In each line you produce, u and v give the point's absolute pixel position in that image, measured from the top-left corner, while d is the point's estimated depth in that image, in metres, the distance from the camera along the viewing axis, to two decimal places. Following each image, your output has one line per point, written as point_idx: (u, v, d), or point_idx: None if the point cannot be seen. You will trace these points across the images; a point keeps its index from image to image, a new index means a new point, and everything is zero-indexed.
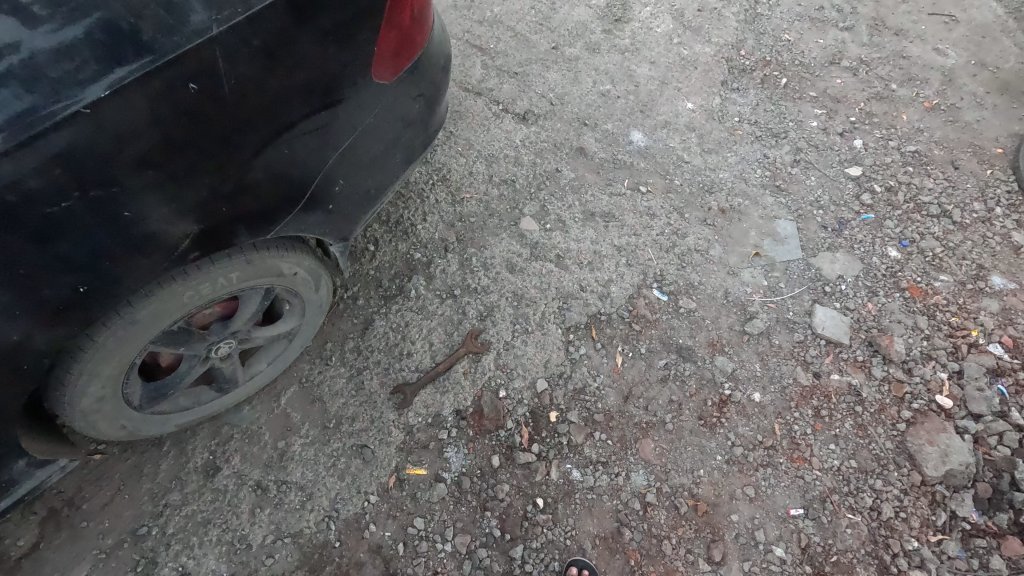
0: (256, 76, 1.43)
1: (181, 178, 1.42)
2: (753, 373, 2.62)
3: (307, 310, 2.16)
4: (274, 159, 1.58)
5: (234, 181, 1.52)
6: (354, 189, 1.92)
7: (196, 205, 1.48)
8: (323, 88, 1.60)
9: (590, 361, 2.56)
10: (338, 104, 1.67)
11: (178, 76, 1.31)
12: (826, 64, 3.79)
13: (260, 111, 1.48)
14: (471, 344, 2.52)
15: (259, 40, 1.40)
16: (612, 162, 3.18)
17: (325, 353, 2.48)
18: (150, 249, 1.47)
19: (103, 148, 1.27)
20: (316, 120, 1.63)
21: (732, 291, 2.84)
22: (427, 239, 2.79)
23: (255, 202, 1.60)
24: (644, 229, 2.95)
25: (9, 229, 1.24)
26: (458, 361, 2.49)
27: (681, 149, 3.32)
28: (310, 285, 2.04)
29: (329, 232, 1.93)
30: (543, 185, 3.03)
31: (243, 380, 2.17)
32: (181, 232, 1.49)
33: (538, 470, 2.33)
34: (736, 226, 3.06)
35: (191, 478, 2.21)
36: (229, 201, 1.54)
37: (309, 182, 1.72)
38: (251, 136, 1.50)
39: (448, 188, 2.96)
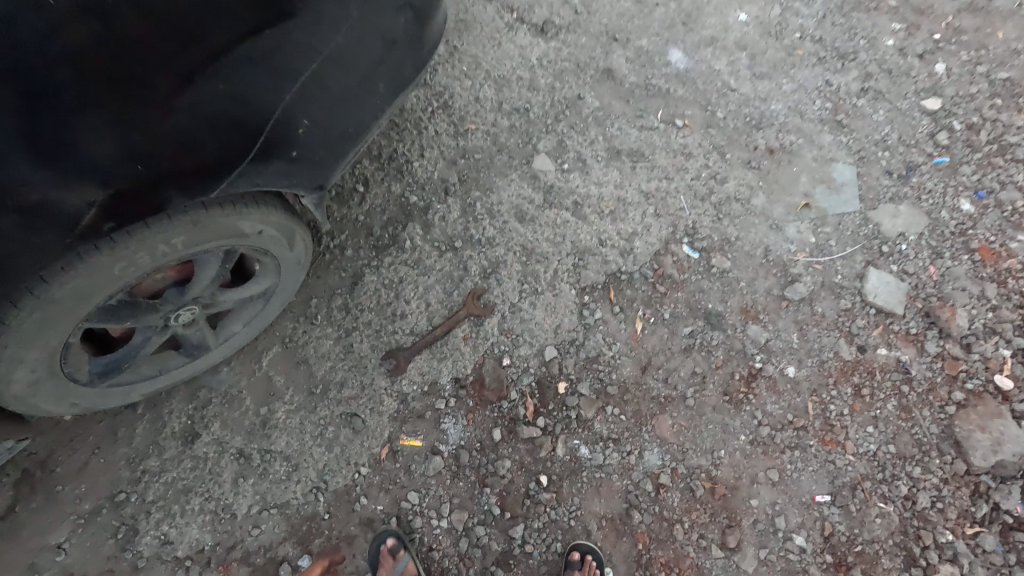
0: None
1: (68, 129, 1.14)
2: (790, 345, 2.32)
3: (282, 269, 1.87)
4: (198, 101, 1.26)
5: (156, 128, 1.22)
6: (325, 129, 1.56)
7: (98, 165, 1.19)
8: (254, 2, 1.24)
9: (605, 327, 2.28)
10: (283, 20, 1.31)
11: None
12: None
13: (163, 40, 1.16)
14: (473, 306, 2.23)
15: None
16: (645, 89, 2.69)
17: (310, 310, 2.21)
18: (43, 223, 1.20)
19: None
20: (251, 47, 1.29)
21: (773, 249, 2.47)
22: (425, 179, 2.41)
23: (182, 157, 1.29)
24: (677, 172, 2.53)
25: None
26: (458, 325, 2.22)
27: (728, 73, 2.79)
28: (283, 242, 1.74)
29: (299, 184, 1.59)
30: (561, 115, 2.58)
31: (217, 344, 1.94)
32: (83, 201, 1.21)
33: (544, 446, 2.13)
34: (785, 170, 2.62)
35: (169, 444, 2.05)
36: (154, 153, 1.25)
37: (261, 123, 1.39)
38: (157, 73, 1.18)
39: (450, 118, 2.52)
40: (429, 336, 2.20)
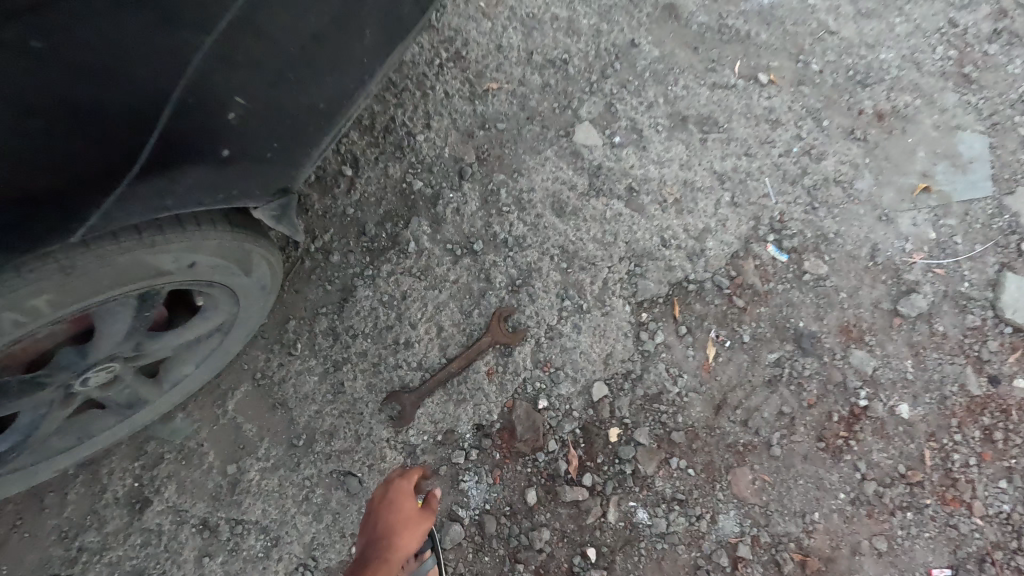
0: None
1: None
2: (902, 376, 1.82)
3: (242, 296, 1.35)
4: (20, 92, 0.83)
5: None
6: (274, 109, 1.11)
7: None
8: None
9: (668, 354, 1.78)
10: None
11: None
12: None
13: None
14: (500, 330, 1.70)
15: None
16: (718, 32, 2.04)
17: (287, 337, 1.70)
18: None
19: None
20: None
21: (882, 248, 1.91)
22: (432, 158, 1.83)
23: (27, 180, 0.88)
24: (760, 146, 1.94)
25: None
26: (482, 356, 1.70)
27: (825, 10, 2.13)
28: (224, 271, 1.23)
29: (245, 190, 1.15)
30: (609, 69, 1.96)
31: (163, 394, 1.47)
32: None
33: (591, 511, 1.68)
34: (898, 142, 2.01)
35: (111, 515, 1.59)
36: None
37: (158, 112, 0.95)
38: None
39: (463, 73, 1.90)
40: (445, 371, 1.68)
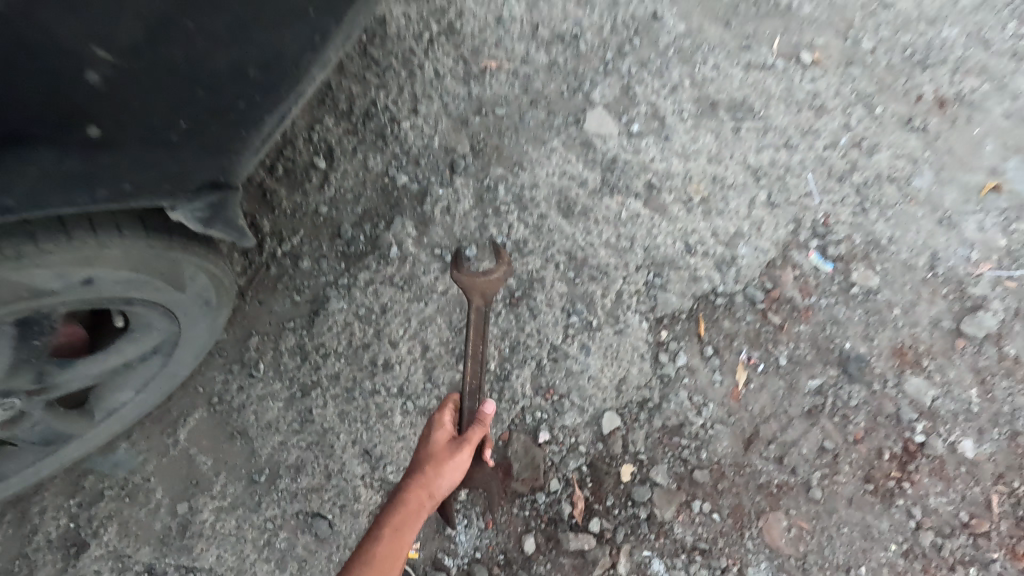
0: None
1: None
2: (966, 407, 1.55)
3: (173, 308, 1.11)
4: None
5: None
6: (178, 77, 0.79)
7: None
8: None
9: (691, 380, 1.52)
10: None
11: None
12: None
13: None
14: (480, 287, 1.31)
15: None
16: (754, 4, 1.76)
17: (249, 355, 1.47)
18: None
19: None
20: None
21: (943, 256, 1.64)
22: (419, 148, 1.57)
23: None
24: (803, 137, 1.67)
25: None
26: (485, 331, 1.31)
27: None
28: (140, 286, 1.01)
29: (148, 183, 0.87)
30: (628, 44, 1.68)
31: (98, 421, 1.27)
32: None
33: (599, 562, 1.44)
34: (962, 134, 1.73)
35: (43, 560, 1.38)
36: None
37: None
38: None
39: (457, 50, 1.63)
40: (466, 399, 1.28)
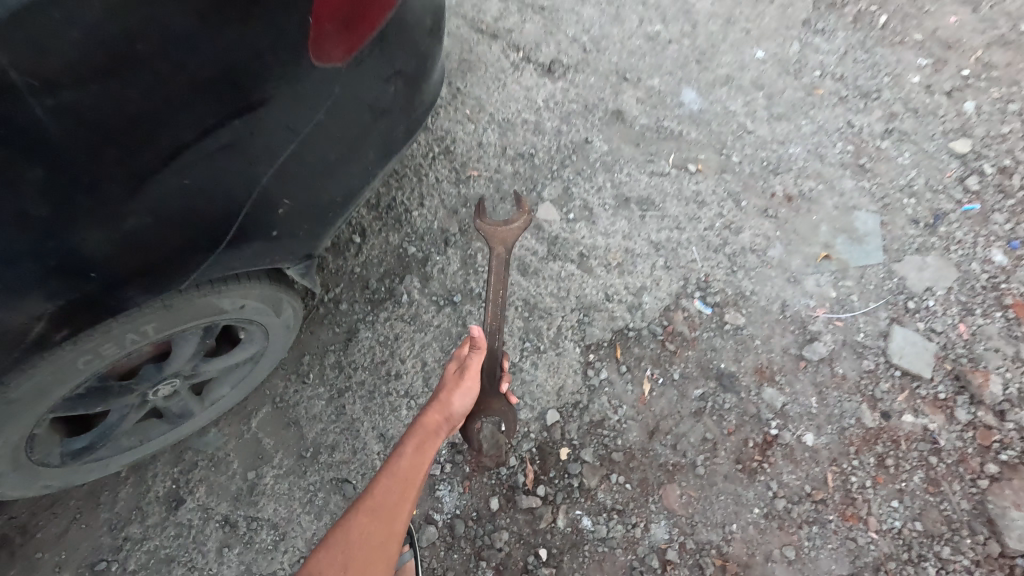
0: (91, 90, 0.99)
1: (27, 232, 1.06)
2: (808, 410, 2.19)
3: (270, 332, 1.76)
4: (160, 194, 1.16)
5: (120, 220, 1.14)
6: (316, 207, 1.45)
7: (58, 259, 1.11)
8: (222, 89, 1.11)
9: (611, 388, 2.16)
10: (257, 106, 1.18)
11: None
12: (920, 14, 3.07)
13: (114, 134, 1.05)
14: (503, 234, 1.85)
15: (82, 31, 0.93)
16: (657, 131, 2.56)
17: (303, 367, 2.12)
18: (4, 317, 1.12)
19: None
20: (222, 132, 1.16)
21: (790, 304, 2.33)
22: (424, 229, 2.31)
23: (146, 251, 1.20)
24: (689, 221, 2.41)
25: None
26: (504, 275, 1.77)
27: (745, 115, 2.64)
28: (268, 312, 1.63)
29: (287, 255, 1.49)
30: (568, 160, 2.47)
31: (203, 410, 1.84)
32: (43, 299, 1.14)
33: (543, 517, 2.03)
34: (804, 219, 2.48)
35: (153, 510, 1.97)
36: (121, 246, 1.17)
37: (234, 213, 1.28)
38: (110, 170, 1.08)
39: (451, 164, 2.41)
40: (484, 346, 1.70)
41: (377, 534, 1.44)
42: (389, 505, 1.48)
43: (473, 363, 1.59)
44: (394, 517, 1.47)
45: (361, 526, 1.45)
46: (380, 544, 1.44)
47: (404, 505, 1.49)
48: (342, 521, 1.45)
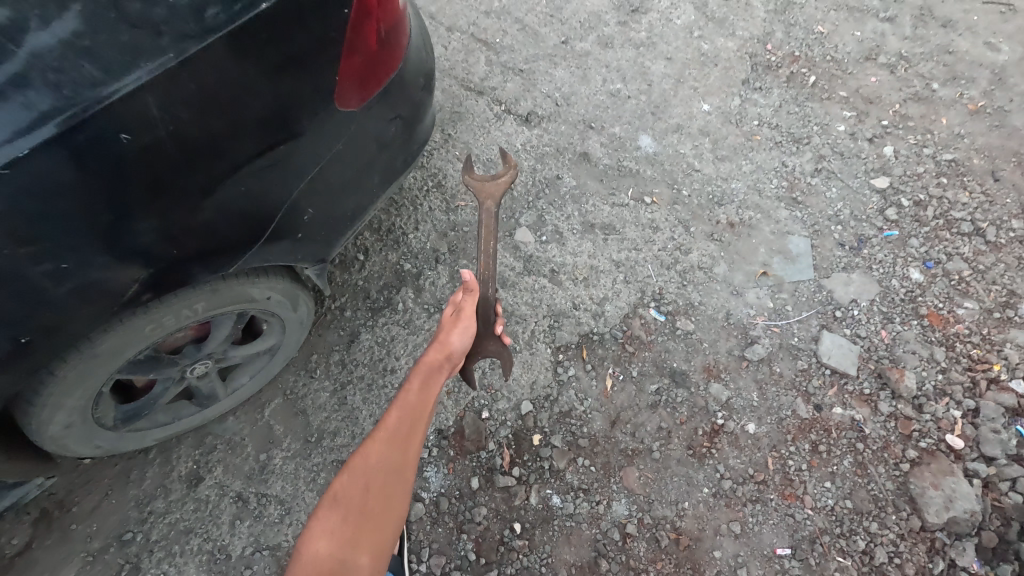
0: (194, 119, 1.35)
1: (125, 226, 1.37)
2: (750, 403, 2.51)
3: (286, 327, 2.11)
4: (225, 199, 1.50)
5: (193, 217, 1.46)
6: (329, 217, 1.82)
7: (144, 248, 1.42)
8: (279, 119, 1.50)
9: (577, 383, 2.50)
10: (299, 135, 1.56)
11: (107, 128, 1.24)
12: (843, 75, 3.41)
13: (201, 151, 1.40)
14: (491, 184, 2.42)
15: (196, 82, 1.32)
16: (617, 170, 3.01)
17: (311, 365, 2.46)
18: (98, 295, 1.42)
19: (45, 191, 1.23)
20: (274, 153, 1.54)
21: (734, 313, 2.70)
22: (418, 248, 2.71)
23: (207, 242, 1.52)
24: (645, 244, 2.82)
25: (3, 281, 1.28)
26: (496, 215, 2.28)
27: (693, 156, 3.10)
28: (287, 306, 1.99)
29: (304, 257, 1.84)
30: (542, 193, 2.91)
31: (224, 395, 2.15)
32: (129, 277, 1.44)
33: (518, 494, 2.31)
34: (745, 242, 2.89)
35: (175, 487, 2.24)
36: (190, 239, 1.49)
37: (272, 216, 1.63)
38: (194, 179, 1.42)
39: (442, 196, 2.84)
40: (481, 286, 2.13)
41: (399, 454, 1.58)
42: (404, 432, 1.62)
43: (467, 303, 2.00)
44: (410, 440, 1.62)
45: (381, 448, 1.57)
46: (400, 465, 1.57)
47: (417, 431, 1.66)
48: (361, 448, 1.57)
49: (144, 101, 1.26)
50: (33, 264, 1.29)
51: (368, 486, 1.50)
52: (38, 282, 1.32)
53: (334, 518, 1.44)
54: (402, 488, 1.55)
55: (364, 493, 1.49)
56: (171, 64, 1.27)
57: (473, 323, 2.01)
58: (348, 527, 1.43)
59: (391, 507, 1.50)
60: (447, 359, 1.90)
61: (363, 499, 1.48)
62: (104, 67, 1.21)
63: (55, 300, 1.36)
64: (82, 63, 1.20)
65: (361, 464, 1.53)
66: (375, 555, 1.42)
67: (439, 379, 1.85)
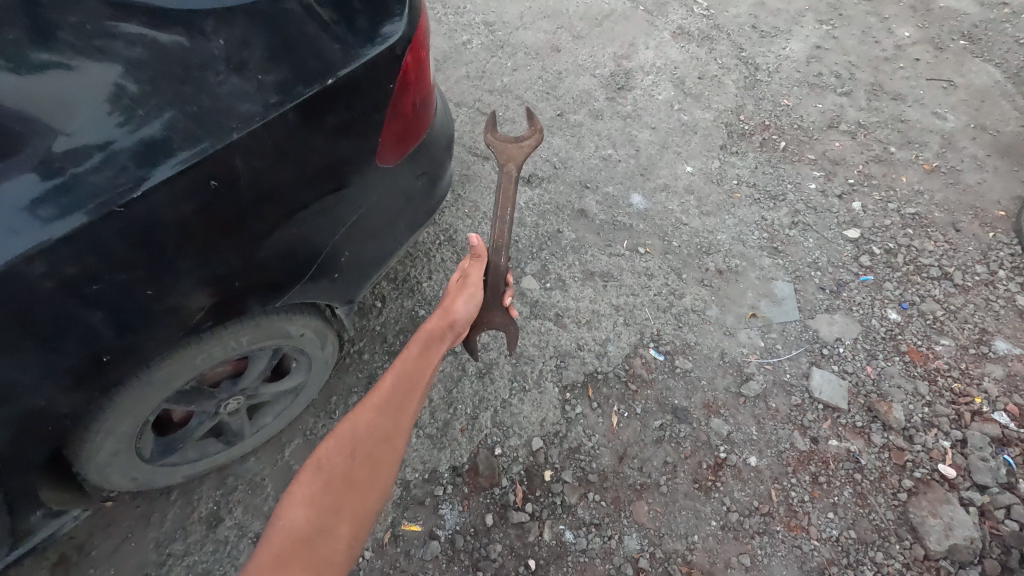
0: (266, 171, 1.66)
1: (198, 261, 1.63)
2: (749, 437, 2.63)
3: (313, 366, 2.26)
4: (282, 239, 1.79)
5: (254, 254, 1.74)
6: (362, 260, 2.11)
7: (212, 280, 1.68)
8: (331, 174, 1.82)
9: (585, 420, 2.63)
10: (344, 187, 1.89)
11: (200, 177, 1.53)
12: (811, 141, 3.81)
13: (266, 200, 1.70)
14: (514, 148, 2.57)
15: (273, 140, 1.63)
16: (612, 224, 3.30)
17: (330, 406, 2.58)
18: (168, 321, 1.65)
19: (143, 230, 1.49)
20: (324, 202, 1.85)
21: (729, 352, 2.88)
22: (432, 295, 2.91)
23: (262, 276, 1.80)
24: (642, 289, 3.04)
25: (92, 307, 1.50)
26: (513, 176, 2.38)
27: (680, 212, 3.41)
28: (317, 343, 2.16)
29: (338, 295, 2.10)
30: (544, 245, 3.17)
31: (250, 434, 2.26)
32: (196, 304, 1.69)
33: (532, 530, 2.37)
34: (734, 287, 3.12)
35: (195, 528, 2.28)
36: (250, 273, 1.76)
37: (316, 256, 1.92)
38: (259, 222, 1.71)
39: (453, 248, 3.08)
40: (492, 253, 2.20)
41: (385, 426, 1.74)
42: (395, 404, 1.79)
43: (474, 270, 2.17)
44: (400, 413, 1.79)
45: (370, 419, 1.73)
46: (386, 439, 1.72)
47: (409, 402, 1.82)
48: (351, 416, 1.73)
49: (231, 156, 1.56)
50: (90, 309, 1.50)
51: (351, 458, 1.65)
52: (119, 310, 1.55)
53: (318, 481, 1.60)
54: (387, 461, 1.70)
55: (348, 463, 1.64)
56: (255, 125, 1.58)
57: (478, 290, 2.16)
58: (328, 492, 1.58)
59: (373, 478, 1.66)
60: (449, 326, 2.07)
61: (347, 464, 1.64)
62: (201, 127, 1.50)
63: (112, 337, 1.57)
64: (180, 122, 1.48)
65: (348, 433, 1.69)
66: (353, 525, 1.57)
67: (438, 348, 2.02)
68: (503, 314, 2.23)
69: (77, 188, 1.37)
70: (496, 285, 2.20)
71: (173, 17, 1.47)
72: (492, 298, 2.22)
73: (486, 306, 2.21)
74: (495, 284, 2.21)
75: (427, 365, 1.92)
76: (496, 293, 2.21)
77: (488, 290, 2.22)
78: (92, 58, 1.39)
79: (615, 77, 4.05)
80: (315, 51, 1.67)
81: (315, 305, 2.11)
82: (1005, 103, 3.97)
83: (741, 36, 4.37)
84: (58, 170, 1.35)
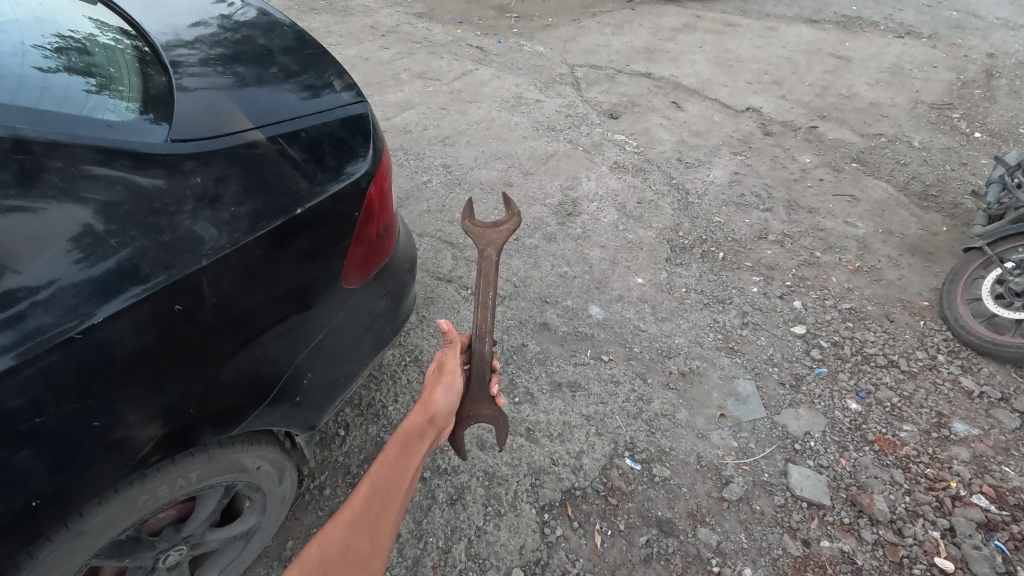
0: (234, 295, 1.71)
1: (152, 390, 1.58)
2: (740, 546, 2.50)
3: (268, 506, 2.08)
4: (243, 363, 1.79)
5: (211, 380, 1.71)
6: (324, 382, 2.10)
7: (165, 409, 1.62)
8: (296, 299, 1.89)
9: (567, 543, 2.45)
10: (309, 309, 1.94)
11: (165, 302, 1.55)
12: (745, 251, 4.19)
13: (231, 323, 1.72)
14: (494, 232, 2.65)
15: (242, 265, 1.71)
16: (575, 335, 3.40)
17: (285, 552, 2.33)
18: (113, 456, 1.55)
19: (98, 358, 1.46)
20: (287, 325, 1.89)
21: (704, 455, 2.84)
22: (397, 418, 2.83)
23: (220, 403, 1.75)
24: (610, 397, 3.05)
25: (29, 445, 1.40)
26: (497, 261, 2.44)
27: (637, 319, 3.57)
28: (274, 477, 2.03)
29: (298, 420, 2.05)
30: (510, 360, 3.22)
31: None
32: (146, 436, 1.60)
33: None
34: (698, 388, 3.18)
35: None
36: (206, 400, 1.72)
37: (275, 380, 1.90)
38: (220, 347, 1.71)
39: (419, 368, 3.07)
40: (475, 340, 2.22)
41: (361, 544, 1.63)
42: (372, 517, 1.68)
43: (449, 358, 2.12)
44: (378, 526, 1.68)
45: (343, 537, 1.61)
46: (362, 560, 1.60)
47: (387, 514, 1.71)
48: (321, 534, 1.59)
49: (199, 280, 1.61)
50: (22, 450, 1.39)
51: None
52: (60, 447, 1.45)
53: None
54: None
55: None
56: (225, 253, 1.66)
57: (456, 378, 2.13)
58: None
59: None
60: (429, 422, 2.00)
61: None
62: (172, 256, 1.57)
63: (46, 478, 1.44)
64: (151, 252, 1.55)
65: (318, 557, 1.54)
66: None
67: (420, 445, 1.93)
68: (490, 405, 2.21)
69: (30, 320, 1.37)
70: (482, 373, 2.21)
71: (155, 162, 1.62)
72: (478, 388, 2.21)
73: (471, 397, 2.20)
74: (479, 371, 2.21)
75: (407, 468, 1.83)
76: (480, 382, 2.21)
77: (472, 380, 2.23)
78: (68, 198, 1.48)
79: (564, 205, 4.47)
80: (287, 186, 1.83)
81: (272, 434, 2.03)
82: (902, 210, 4.56)
83: (669, 167, 4.99)
84: (3, 307, 1.35)
